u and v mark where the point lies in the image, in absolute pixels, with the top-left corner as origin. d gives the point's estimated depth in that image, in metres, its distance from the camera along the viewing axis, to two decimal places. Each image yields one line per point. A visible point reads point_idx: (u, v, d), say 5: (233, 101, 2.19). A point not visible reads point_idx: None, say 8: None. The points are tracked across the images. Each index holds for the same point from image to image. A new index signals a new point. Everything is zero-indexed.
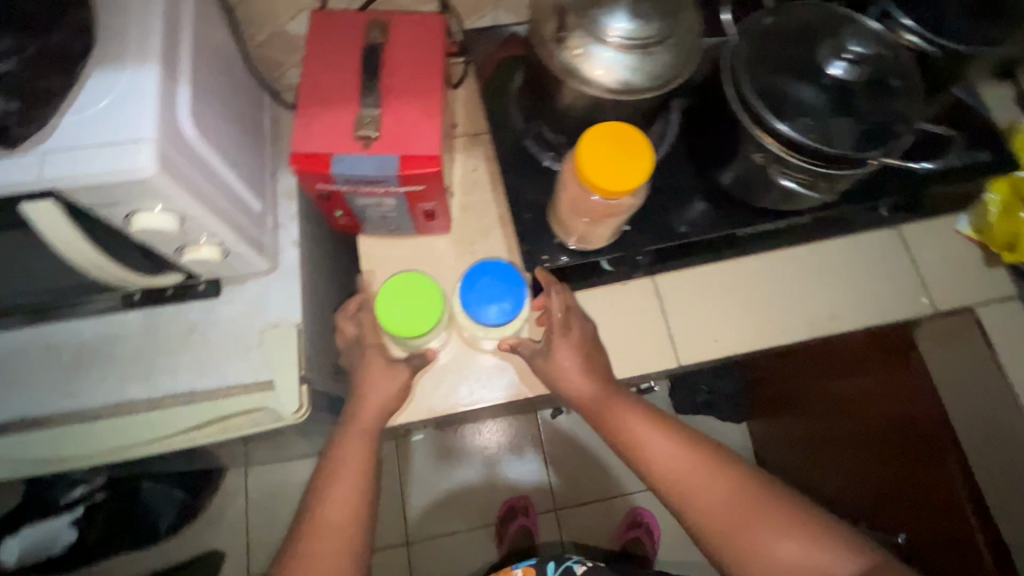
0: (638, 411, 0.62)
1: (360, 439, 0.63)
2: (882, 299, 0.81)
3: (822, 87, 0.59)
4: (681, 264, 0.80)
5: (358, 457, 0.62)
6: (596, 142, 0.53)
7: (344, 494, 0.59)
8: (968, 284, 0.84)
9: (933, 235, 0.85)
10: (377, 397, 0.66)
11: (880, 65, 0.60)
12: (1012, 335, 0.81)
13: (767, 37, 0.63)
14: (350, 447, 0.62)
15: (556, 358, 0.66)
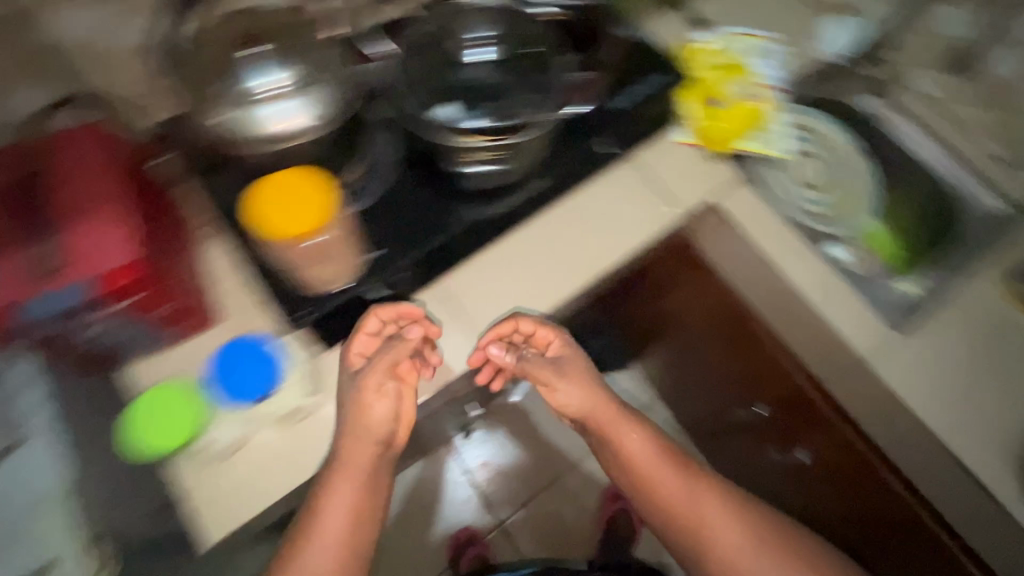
0: (611, 413, 0.90)
1: (343, 483, 0.72)
2: (639, 220, 0.90)
3: (463, 74, 0.77)
4: (457, 262, 0.82)
5: (343, 502, 0.72)
6: (271, 193, 0.65)
7: (330, 535, 0.72)
8: (706, 180, 0.94)
9: (665, 151, 0.94)
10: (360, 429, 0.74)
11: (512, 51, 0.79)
12: (748, 211, 0.93)
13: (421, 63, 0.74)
14: (335, 496, 0.72)
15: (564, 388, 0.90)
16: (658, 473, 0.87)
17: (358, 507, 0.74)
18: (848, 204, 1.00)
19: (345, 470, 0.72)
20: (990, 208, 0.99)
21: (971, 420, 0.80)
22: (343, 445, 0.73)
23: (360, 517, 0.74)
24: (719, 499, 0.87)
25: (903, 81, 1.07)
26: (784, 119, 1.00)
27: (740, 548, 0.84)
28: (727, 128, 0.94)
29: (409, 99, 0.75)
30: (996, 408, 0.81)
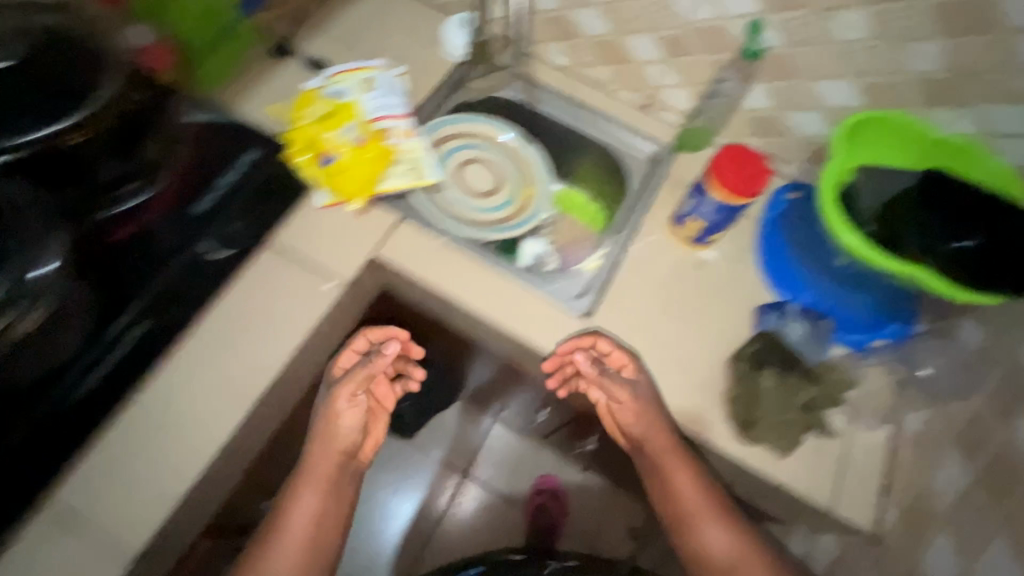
0: (672, 455, 0.77)
1: (309, 489, 0.77)
2: (297, 313, 0.79)
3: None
4: (76, 463, 0.68)
5: (309, 510, 0.76)
6: None
7: (296, 533, 0.73)
8: (360, 237, 0.86)
9: (303, 223, 0.84)
10: (337, 434, 0.80)
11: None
12: (414, 250, 0.87)
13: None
14: (303, 501, 0.76)
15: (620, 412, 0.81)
16: (673, 454, 0.77)
17: (324, 505, 0.77)
18: (527, 195, 1.02)
19: (318, 471, 0.78)
20: (646, 153, 1.03)
21: (663, 376, 0.83)
22: (312, 454, 0.79)
23: (317, 513, 0.76)
24: (692, 469, 0.77)
25: (534, 57, 1.08)
26: (425, 142, 0.93)
27: (705, 508, 0.75)
28: (359, 175, 0.85)
29: None
30: (682, 355, 0.84)
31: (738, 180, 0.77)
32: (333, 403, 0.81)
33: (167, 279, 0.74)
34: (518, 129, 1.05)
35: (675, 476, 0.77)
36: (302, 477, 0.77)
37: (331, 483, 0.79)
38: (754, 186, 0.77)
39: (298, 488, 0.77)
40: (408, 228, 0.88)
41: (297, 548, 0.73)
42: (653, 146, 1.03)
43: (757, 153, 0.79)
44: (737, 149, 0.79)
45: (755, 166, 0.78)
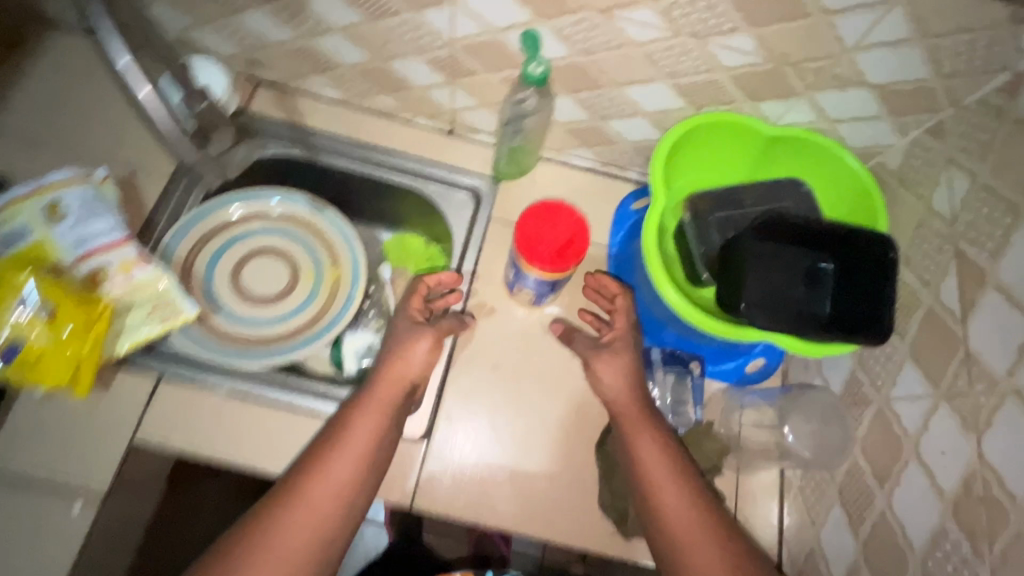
0: (642, 413, 0.65)
1: (343, 451, 0.59)
2: (47, 560, 0.61)
3: None
4: None
5: (364, 438, 0.60)
6: None
7: (334, 480, 0.57)
8: (105, 425, 0.66)
9: (23, 433, 0.64)
10: (405, 365, 0.66)
11: None
12: (187, 416, 0.68)
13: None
14: (355, 430, 0.60)
15: (602, 365, 0.69)
16: (642, 424, 0.65)
17: (339, 506, 0.56)
18: (334, 278, 0.82)
19: (384, 402, 0.63)
20: (467, 189, 0.85)
21: (522, 482, 0.72)
22: (373, 384, 0.65)
23: (329, 506, 0.56)
24: (657, 429, 0.64)
25: (299, 92, 0.85)
26: (159, 270, 0.69)
27: (670, 487, 0.60)
28: (63, 355, 0.62)
29: None
30: (540, 448, 0.73)
31: (550, 254, 0.62)
32: (399, 343, 0.68)
33: None
34: (301, 195, 0.82)
35: (636, 444, 0.64)
36: (375, 394, 0.63)
37: (360, 469, 0.58)
38: (572, 258, 0.62)
39: (356, 410, 0.62)
40: (173, 391, 0.68)
41: (331, 497, 0.56)
42: (473, 179, 0.84)
43: (572, 209, 0.63)
44: (543, 211, 0.62)
45: (570, 230, 0.62)
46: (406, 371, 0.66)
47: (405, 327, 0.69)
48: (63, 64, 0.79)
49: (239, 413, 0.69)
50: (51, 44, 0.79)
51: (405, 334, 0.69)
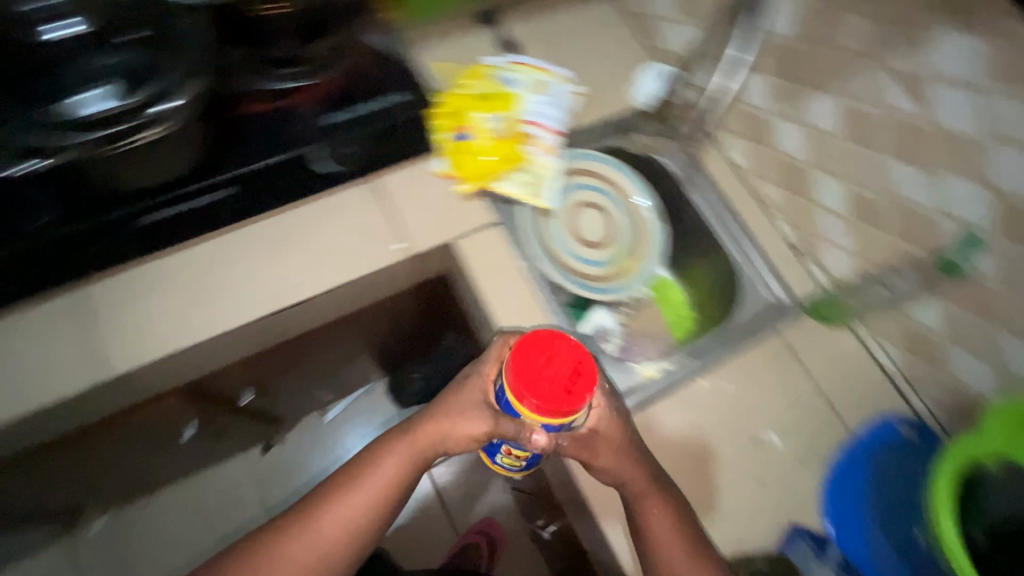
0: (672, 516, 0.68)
1: (357, 494, 0.69)
2: (355, 257, 0.79)
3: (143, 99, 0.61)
4: (107, 273, 0.72)
5: (388, 473, 0.71)
6: None
7: (336, 522, 0.68)
8: (447, 218, 0.84)
9: (409, 182, 0.85)
10: (443, 423, 0.71)
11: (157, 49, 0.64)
12: (490, 258, 0.84)
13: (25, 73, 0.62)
14: (388, 463, 0.71)
15: (602, 456, 0.68)
16: (647, 495, 0.68)
17: (356, 522, 0.69)
18: (624, 267, 0.96)
19: (412, 435, 0.72)
20: (772, 296, 0.90)
21: (619, 516, 0.74)
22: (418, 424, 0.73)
23: (360, 511, 0.69)
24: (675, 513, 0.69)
25: (715, 143, 0.99)
26: (558, 165, 0.89)
27: (675, 551, 0.67)
28: (479, 163, 0.85)
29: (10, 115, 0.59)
30: None
31: (557, 389, 0.59)
32: (449, 412, 0.71)
33: (263, 162, 0.72)
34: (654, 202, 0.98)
35: (649, 523, 0.68)
36: (427, 420, 0.72)
37: (377, 495, 0.70)
38: (581, 386, 0.59)
39: (385, 452, 0.72)
40: (495, 236, 0.85)
41: (361, 508, 0.69)
42: (782, 292, 0.90)
43: (566, 336, 0.61)
44: (542, 341, 0.61)
45: (574, 359, 0.60)
46: (451, 425, 0.70)
47: (472, 403, 0.70)
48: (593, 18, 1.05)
49: (510, 285, 0.83)
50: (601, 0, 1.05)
51: (457, 406, 0.71)
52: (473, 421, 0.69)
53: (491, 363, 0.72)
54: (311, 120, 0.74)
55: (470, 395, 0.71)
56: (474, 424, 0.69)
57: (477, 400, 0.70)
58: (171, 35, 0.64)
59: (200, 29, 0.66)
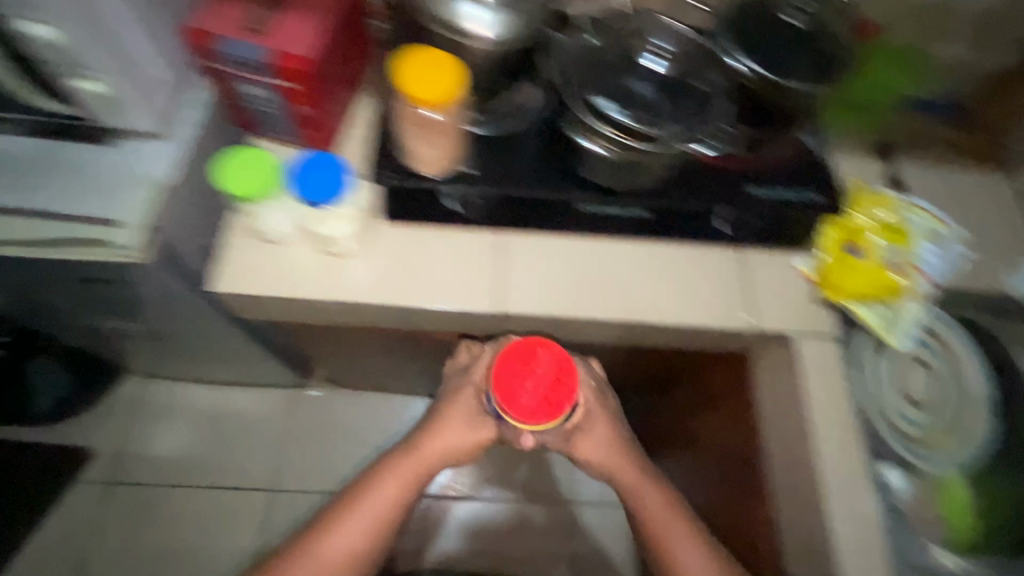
0: (681, 526, 0.89)
1: (389, 497, 0.88)
2: (708, 309, 0.87)
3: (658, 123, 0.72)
4: (527, 229, 0.86)
5: (386, 497, 0.88)
6: (417, 59, 0.62)
7: (361, 523, 0.86)
8: (795, 313, 0.89)
9: (774, 266, 0.91)
10: (447, 439, 0.90)
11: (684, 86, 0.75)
12: (824, 370, 0.86)
13: (586, 59, 0.79)
14: (383, 492, 0.88)
15: (589, 445, 0.94)
16: (674, 526, 0.88)
17: (361, 549, 0.86)
18: (939, 440, 0.86)
19: (434, 454, 0.90)
20: None
21: None
22: (404, 460, 0.90)
23: (384, 517, 0.87)
24: (692, 533, 0.88)
25: None
26: (925, 315, 0.88)
27: (690, 550, 0.86)
28: (860, 281, 0.85)
29: (564, 87, 0.75)
30: None
31: (539, 400, 0.77)
32: (446, 429, 0.90)
33: (692, 203, 0.80)
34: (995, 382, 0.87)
35: (646, 506, 0.91)
36: (393, 467, 0.90)
37: (372, 521, 0.87)
38: (559, 388, 0.78)
39: (384, 476, 0.89)
40: (833, 351, 0.87)
41: (369, 524, 0.86)
42: None
43: (548, 345, 0.79)
44: (528, 356, 0.78)
45: (554, 365, 0.78)
46: (455, 443, 0.90)
47: (486, 421, 0.90)
48: (996, 188, 1.03)
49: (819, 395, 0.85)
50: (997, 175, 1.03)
51: (465, 421, 0.91)
52: (483, 428, 0.89)
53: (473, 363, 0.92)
54: (743, 185, 0.80)
55: (469, 406, 0.91)
56: (484, 430, 0.90)
57: (479, 416, 0.90)
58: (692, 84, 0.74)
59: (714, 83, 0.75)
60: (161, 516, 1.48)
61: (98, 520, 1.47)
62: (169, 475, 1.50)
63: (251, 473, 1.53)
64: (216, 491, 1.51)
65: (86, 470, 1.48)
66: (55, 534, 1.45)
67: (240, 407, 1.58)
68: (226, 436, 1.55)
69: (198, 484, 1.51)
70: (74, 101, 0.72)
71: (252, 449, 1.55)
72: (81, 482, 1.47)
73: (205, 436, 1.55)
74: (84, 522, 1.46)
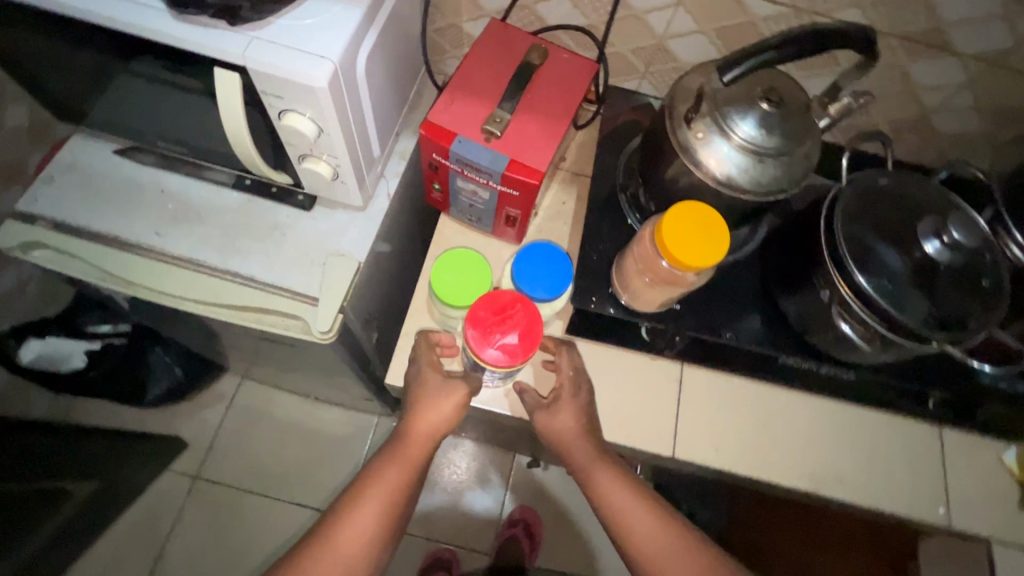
0: (630, 490, 0.61)
1: (375, 497, 0.61)
2: (900, 493, 0.78)
3: (931, 311, 0.60)
4: (712, 366, 0.80)
5: (367, 509, 0.60)
6: (690, 219, 0.57)
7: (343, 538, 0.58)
8: (998, 517, 0.78)
9: (978, 454, 0.80)
10: (434, 418, 0.66)
11: (978, 261, 0.62)
12: None
13: (875, 195, 0.66)
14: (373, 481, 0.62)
15: (556, 411, 0.67)
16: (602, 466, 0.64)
17: (380, 528, 0.60)
18: None
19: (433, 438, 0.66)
20: None
21: None
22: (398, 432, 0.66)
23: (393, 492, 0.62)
24: (621, 472, 0.63)
25: None
26: None
27: (638, 510, 0.60)
28: None
29: (830, 231, 0.64)
30: None
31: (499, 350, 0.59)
32: (420, 400, 0.67)
33: (916, 384, 0.72)
34: None
35: (604, 495, 0.62)
36: (392, 452, 0.64)
37: (374, 515, 0.60)
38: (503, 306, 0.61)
39: (367, 477, 0.63)
40: None
41: (372, 524, 0.59)
42: None
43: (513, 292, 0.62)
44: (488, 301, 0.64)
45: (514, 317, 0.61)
46: (438, 425, 0.66)
47: (437, 380, 0.68)
48: None
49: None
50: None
51: (433, 387, 0.68)
52: (453, 388, 0.68)
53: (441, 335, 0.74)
54: (977, 376, 0.72)
55: (432, 380, 0.68)
56: (457, 387, 0.68)
57: (437, 381, 0.69)
58: (981, 268, 0.61)
59: (999, 270, 0.62)
60: (234, 519, 1.47)
61: (177, 508, 1.46)
62: (249, 477, 1.51)
63: (325, 491, 1.52)
64: (290, 505, 1.51)
65: (175, 460, 1.49)
66: (127, 523, 1.44)
67: (326, 424, 1.58)
68: (309, 449, 1.55)
69: (273, 495, 1.50)
70: (293, 174, 0.71)
71: (330, 469, 1.54)
72: (168, 471, 1.49)
73: (289, 446, 1.55)
74: (163, 508, 1.46)
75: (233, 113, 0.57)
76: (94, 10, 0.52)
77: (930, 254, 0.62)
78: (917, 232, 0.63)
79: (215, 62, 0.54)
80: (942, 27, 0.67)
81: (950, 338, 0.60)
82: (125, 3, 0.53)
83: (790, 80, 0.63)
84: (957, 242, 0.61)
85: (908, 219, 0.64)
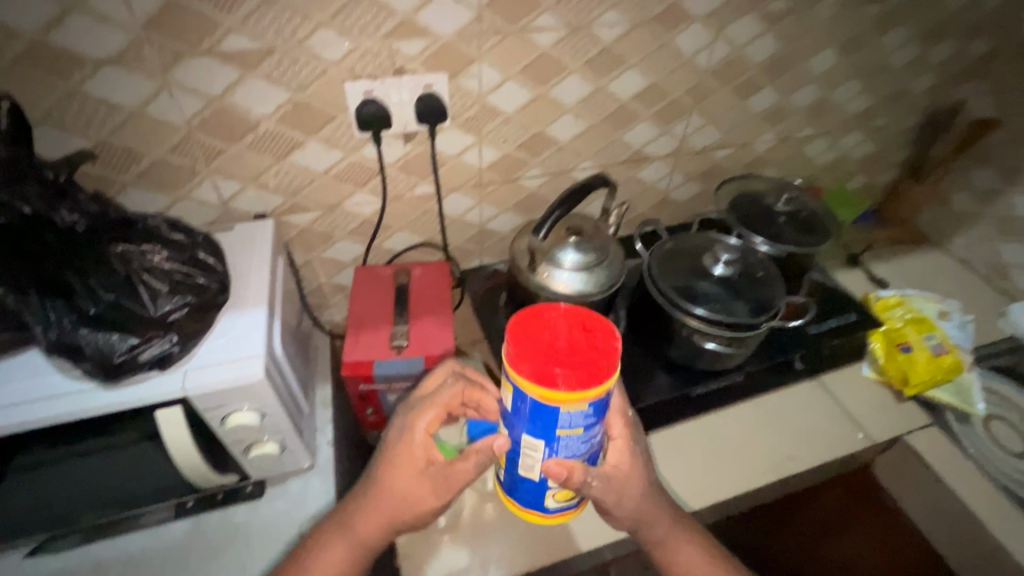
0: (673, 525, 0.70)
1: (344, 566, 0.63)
2: (831, 440, 0.95)
3: (748, 306, 0.84)
4: (653, 427, 0.94)
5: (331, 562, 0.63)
6: None
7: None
8: (894, 416, 0.99)
9: (850, 381, 1.04)
10: (393, 501, 0.62)
11: (748, 263, 0.90)
12: (946, 455, 0.94)
13: (669, 254, 0.92)
14: (331, 557, 0.63)
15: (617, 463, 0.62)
16: (657, 519, 0.68)
17: None
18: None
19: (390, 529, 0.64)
20: None
21: None
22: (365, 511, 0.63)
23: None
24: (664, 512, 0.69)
25: None
26: (974, 377, 1.03)
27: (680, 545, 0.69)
28: (923, 372, 0.98)
29: (659, 288, 0.87)
30: None
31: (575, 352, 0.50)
32: (393, 475, 0.62)
33: (778, 357, 0.94)
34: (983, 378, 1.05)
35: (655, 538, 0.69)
36: (343, 528, 0.64)
37: None
38: (601, 339, 0.51)
39: (329, 541, 0.64)
40: (938, 434, 0.97)
41: None
42: None
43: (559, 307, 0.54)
44: (539, 321, 0.53)
45: (571, 325, 0.53)
46: (396, 514, 0.62)
47: (417, 457, 0.61)
48: (940, 263, 1.29)
49: (972, 497, 0.89)
50: (938, 251, 1.29)
51: (409, 467, 0.62)
52: (423, 485, 0.61)
53: (407, 413, 0.65)
54: (807, 330, 0.97)
55: (410, 456, 0.62)
56: (427, 490, 0.61)
57: (417, 465, 0.62)
58: (752, 267, 0.89)
59: (763, 262, 0.91)
60: None
61: None
62: None
63: None
64: None
65: None
66: None
67: None
68: None
69: None
70: (239, 469, 0.74)
71: None
72: None
73: None
74: None
75: (182, 439, 0.61)
76: (24, 420, 0.56)
77: (722, 274, 0.88)
78: (707, 264, 0.90)
79: (153, 407, 0.60)
80: (640, 148, 1.02)
81: (769, 316, 0.84)
82: (54, 400, 0.58)
83: (578, 217, 0.90)
84: (731, 259, 0.88)
85: (697, 259, 0.91)
